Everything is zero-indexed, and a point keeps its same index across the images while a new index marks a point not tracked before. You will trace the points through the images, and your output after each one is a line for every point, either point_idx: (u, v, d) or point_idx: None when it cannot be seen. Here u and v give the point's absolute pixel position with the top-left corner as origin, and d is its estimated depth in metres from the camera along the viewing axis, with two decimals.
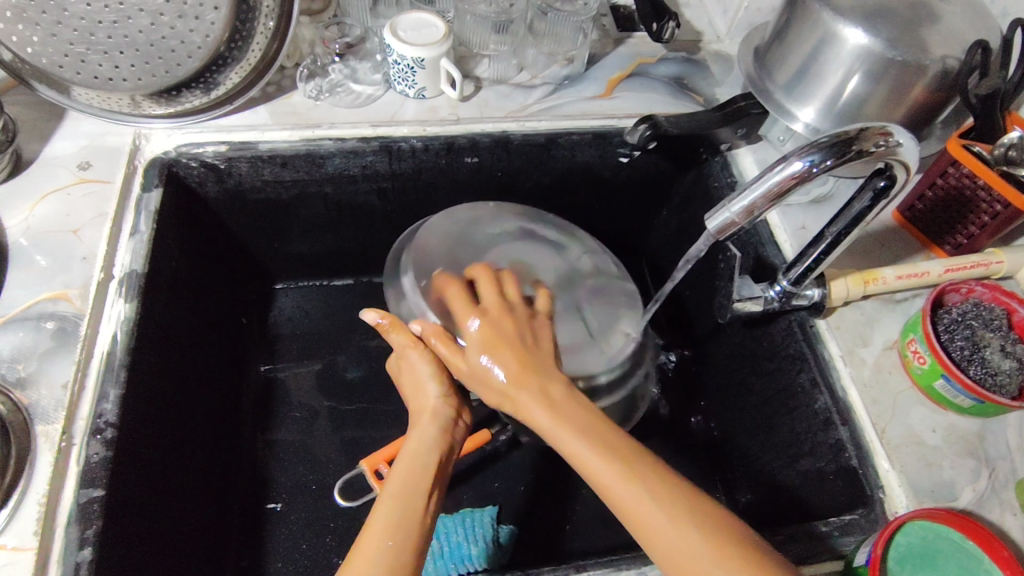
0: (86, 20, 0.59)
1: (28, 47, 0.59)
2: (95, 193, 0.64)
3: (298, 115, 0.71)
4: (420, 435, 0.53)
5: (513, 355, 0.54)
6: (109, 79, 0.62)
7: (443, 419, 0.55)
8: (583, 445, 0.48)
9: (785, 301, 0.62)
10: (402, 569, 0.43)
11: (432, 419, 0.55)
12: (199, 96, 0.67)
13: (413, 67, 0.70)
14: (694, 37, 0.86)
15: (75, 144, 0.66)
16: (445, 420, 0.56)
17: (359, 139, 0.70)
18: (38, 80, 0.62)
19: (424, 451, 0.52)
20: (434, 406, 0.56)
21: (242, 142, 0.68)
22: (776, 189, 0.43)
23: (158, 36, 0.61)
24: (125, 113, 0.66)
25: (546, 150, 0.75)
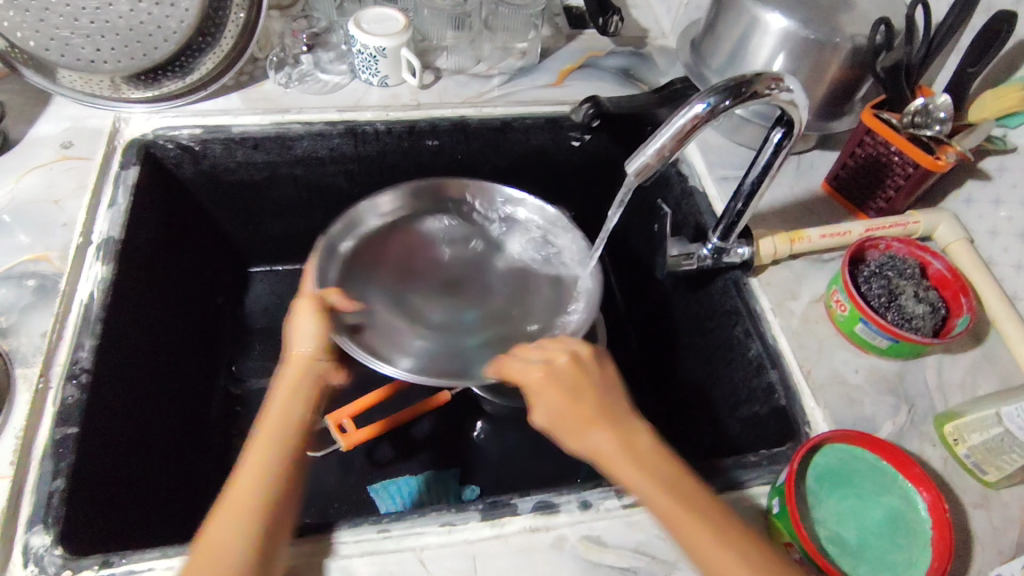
0: (72, 6, 0.66)
1: (18, 31, 0.65)
2: (76, 169, 0.69)
3: (269, 101, 0.77)
4: (280, 416, 0.52)
5: (565, 384, 0.55)
6: (91, 61, 0.69)
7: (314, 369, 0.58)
8: (642, 479, 0.49)
9: (717, 258, 0.68)
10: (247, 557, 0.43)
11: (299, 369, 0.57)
12: (176, 81, 0.73)
13: (377, 56, 0.77)
14: (640, 34, 0.93)
15: (59, 127, 0.72)
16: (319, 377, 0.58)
17: (325, 123, 0.76)
18: (26, 66, 0.67)
19: (291, 419, 0.53)
20: (303, 361, 0.58)
21: (216, 125, 0.73)
22: (683, 130, 0.49)
23: (137, 22, 0.68)
24: (107, 97, 0.72)
25: (502, 133, 0.81)
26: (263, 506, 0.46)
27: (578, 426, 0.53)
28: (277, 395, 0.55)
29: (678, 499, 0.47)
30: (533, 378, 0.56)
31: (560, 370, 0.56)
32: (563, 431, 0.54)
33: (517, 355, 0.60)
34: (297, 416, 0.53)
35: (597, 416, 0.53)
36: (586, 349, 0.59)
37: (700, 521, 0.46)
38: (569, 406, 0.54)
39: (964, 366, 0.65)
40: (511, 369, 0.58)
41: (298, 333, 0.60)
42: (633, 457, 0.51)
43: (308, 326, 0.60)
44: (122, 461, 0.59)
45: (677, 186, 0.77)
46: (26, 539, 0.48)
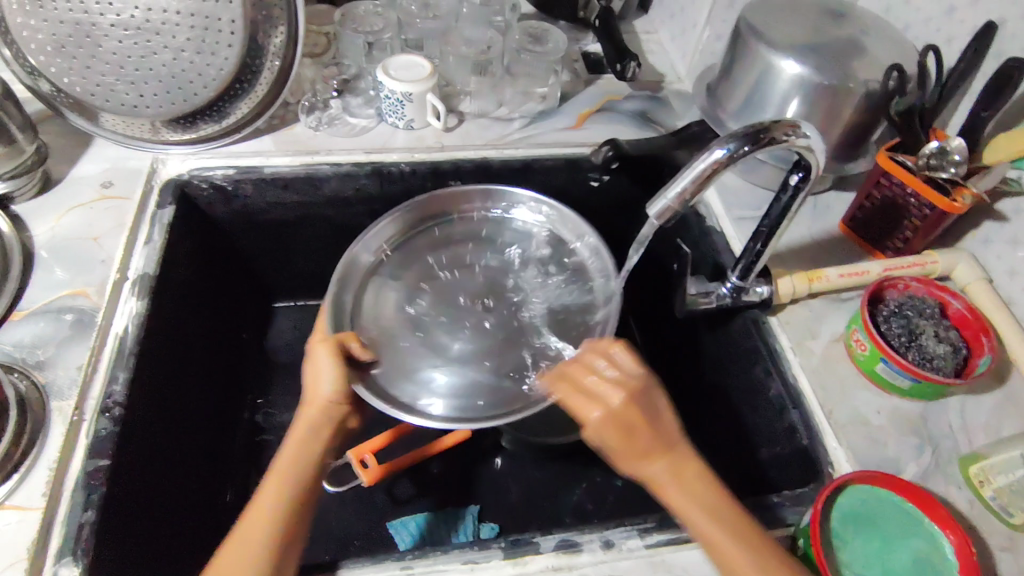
0: (117, 55, 0.67)
1: (65, 77, 0.69)
2: (115, 207, 0.72)
3: (300, 143, 0.80)
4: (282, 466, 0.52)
5: (628, 422, 0.50)
6: (133, 106, 0.71)
7: (319, 414, 0.55)
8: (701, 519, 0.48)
9: (736, 297, 0.69)
10: None
11: (317, 412, 0.55)
12: (212, 124, 0.76)
13: (403, 100, 0.80)
14: (657, 78, 0.96)
15: (99, 167, 0.75)
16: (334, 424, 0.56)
17: (353, 164, 0.79)
18: (69, 108, 0.72)
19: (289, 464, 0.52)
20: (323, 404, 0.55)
21: (248, 166, 0.76)
22: (702, 175, 0.50)
23: (179, 69, 0.69)
24: (146, 139, 0.75)
25: (523, 174, 0.83)
26: (268, 571, 0.47)
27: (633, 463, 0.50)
28: (299, 453, 0.53)
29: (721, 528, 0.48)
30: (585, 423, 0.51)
31: (593, 427, 0.51)
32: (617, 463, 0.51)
33: (575, 379, 0.53)
34: (310, 469, 0.53)
35: (651, 450, 0.50)
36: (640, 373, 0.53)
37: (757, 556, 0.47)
38: (626, 444, 0.50)
39: (988, 407, 0.65)
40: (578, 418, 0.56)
41: (318, 375, 0.56)
42: (687, 499, 0.49)
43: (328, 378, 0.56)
44: (150, 494, 0.60)
45: (695, 225, 0.79)
46: (55, 571, 0.49)
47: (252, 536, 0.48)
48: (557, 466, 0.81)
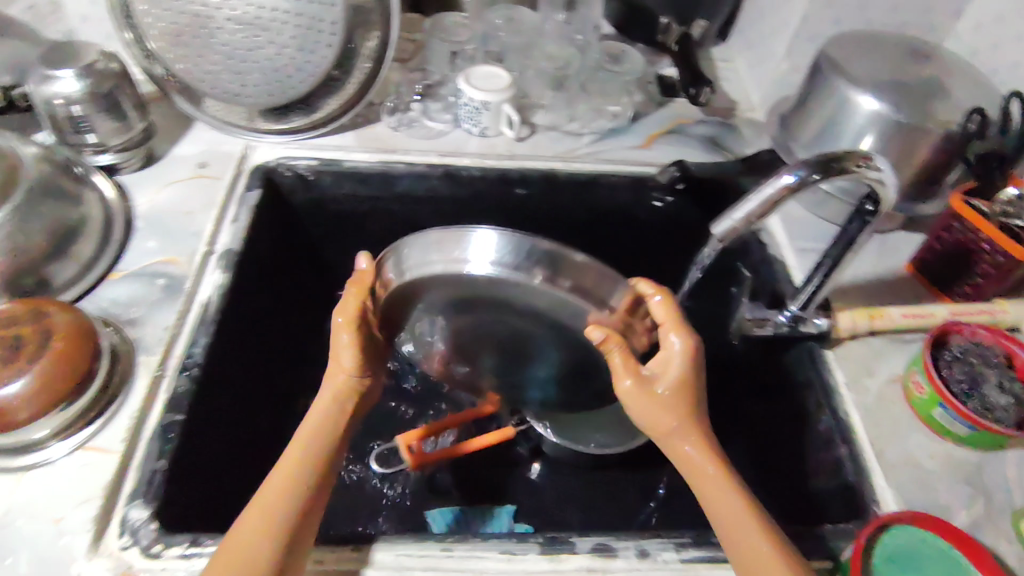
0: (227, 47, 0.73)
1: (178, 63, 0.75)
2: (208, 185, 0.77)
3: (379, 141, 0.85)
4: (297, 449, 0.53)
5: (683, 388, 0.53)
6: (235, 94, 0.77)
7: (347, 388, 0.57)
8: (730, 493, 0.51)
9: (793, 326, 0.69)
10: None
11: (342, 385, 0.56)
12: (301, 118, 0.82)
13: (480, 108, 0.84)
14: (729, 105, 0.97)
15: (197, 148, 0.81)
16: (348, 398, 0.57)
17: (426, 165, 0.83)
18: (178, 93, 0.80)
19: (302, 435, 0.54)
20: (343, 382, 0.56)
21: (330, 159, 0.82)
22: (770, 199, 0.51)
23: (280, 64, 0.74)
24: (240, 125, 0.82)
25: (589, 188, 0.85)
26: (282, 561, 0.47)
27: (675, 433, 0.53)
28: (320, 433, 0.54)
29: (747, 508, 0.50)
30: (662, 367, 0.53)
31: (671, 374, 0.53)
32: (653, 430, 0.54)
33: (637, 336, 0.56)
34: (327, 451, 0.54)
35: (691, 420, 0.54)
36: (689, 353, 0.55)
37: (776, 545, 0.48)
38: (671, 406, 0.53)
39: None
40: (613, 366, 0.50)
41: (342, 352, 0.55)
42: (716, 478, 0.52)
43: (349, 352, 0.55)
44: (216, 453, 0.65)
45: (756, 252, 0.79)
46: (127, 510, 0.53)
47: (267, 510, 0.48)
48: (596, 477, 0.82)
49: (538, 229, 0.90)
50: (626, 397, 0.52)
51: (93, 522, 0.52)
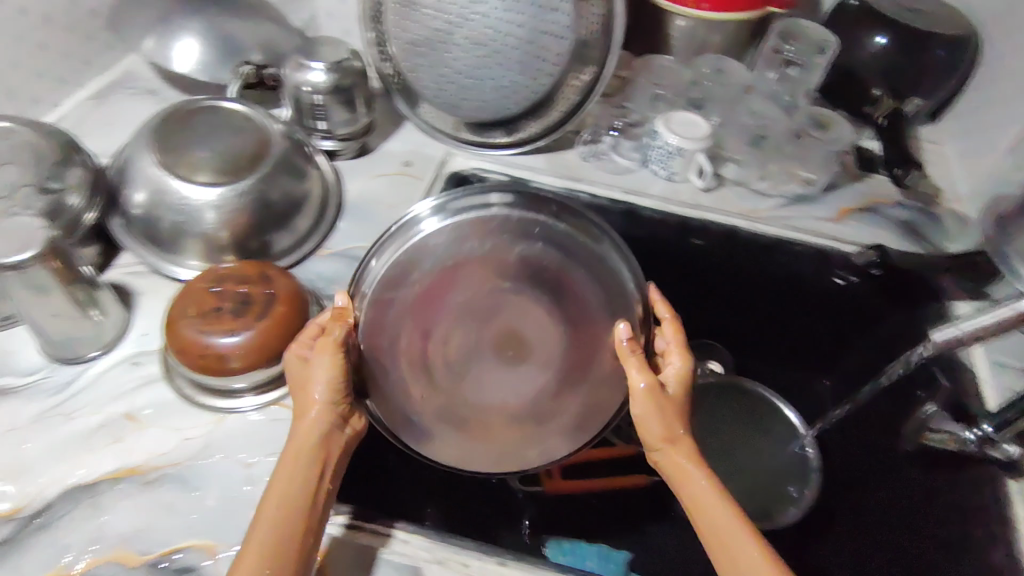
0: (457, 63, 0.78)
1: (409, 69, 0.82)
2: (409, 183, 0.84)
3: (567, 168, 0.89)
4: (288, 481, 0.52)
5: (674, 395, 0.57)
6: (451, 105, 0.83)
7: (322, 431, 0.55)
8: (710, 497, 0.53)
9: (978, 447, 0.63)
10: None
11: (316, 419, 0.55)
12: (500, 135, 0.88)
13: (674, 153, 0.84)
14: (933, 191, 0.91)
15: (405, 147, 0.88)
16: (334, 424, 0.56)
17: (608, 199, 0.86)
18: (399, 94, 0.87)
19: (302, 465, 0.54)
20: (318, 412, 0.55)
21: (518, 177, 0.87)
22: (1006, 319, 0.49)
23: (500, 85, 0.79)
24: (446, 132, 0.88)
25: (768, 252, 0.84)
26: None
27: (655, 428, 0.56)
28: (295, 462, 0.53)
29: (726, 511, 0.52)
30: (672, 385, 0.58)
31: (676, 393, 0.58)
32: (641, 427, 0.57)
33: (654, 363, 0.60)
34: (304, 489, 0.53)
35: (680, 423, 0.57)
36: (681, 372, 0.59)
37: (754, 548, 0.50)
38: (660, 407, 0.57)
39: None
40: (629, 373, 0.55)
41: (315, 376, 0.55)
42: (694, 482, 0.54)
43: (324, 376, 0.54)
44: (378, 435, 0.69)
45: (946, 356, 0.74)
46: None
47: (261, 543, 0.49)
48: None
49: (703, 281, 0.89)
50: (642, 410, 0.56)
51: (265, 478, 0.58)
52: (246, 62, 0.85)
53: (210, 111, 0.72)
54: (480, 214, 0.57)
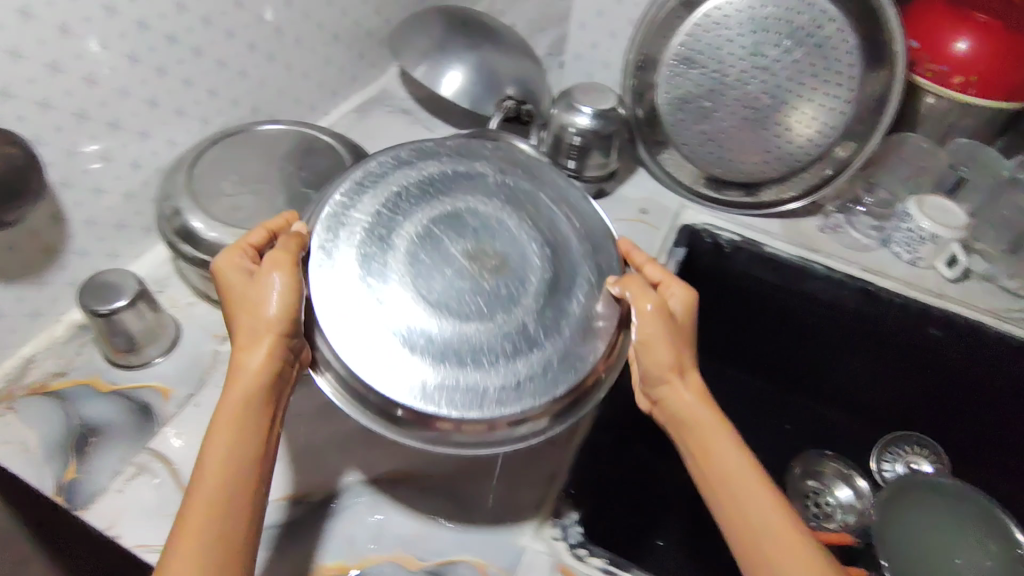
0: (721, 121, 0.80)
1: (665, 120, 0.83)
2: (647, 232, 0.86)
3: (806, 237, 0.87)
4: (229, 451, 0.46)
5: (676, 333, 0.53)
6: (698, 160, 0.84)
7: (279, 361, 0.49)
8: (741, 468, 0.49)
9: None
10: None
11: (263, 368, 0.49)
12: (738, 195, 0.87)
13: (926, 239, 0.81)
14: None
15: (641, 195, 0.90)
16: (281, 371, 0.50)
17: (846, 274, 0.84)
18: (640, 141, 0.87)
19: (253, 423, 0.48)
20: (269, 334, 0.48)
21: (752, 238, 0.86)
22: None
23: (759, 147, 0.80)
24: (683, 185, 0.89)
25: (1016, 355, 0.78)
26: None
27: (655, 359, 0.53)
28: (234, 423, 0.47)
29: (785, 522, 0.46)
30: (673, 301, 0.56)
31: (682, 320, 0.56)
32: (690, 405, 0.52)
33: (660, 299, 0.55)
34: (254, 462, 0.47)
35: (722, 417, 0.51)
36: (685, 304, 0.56)
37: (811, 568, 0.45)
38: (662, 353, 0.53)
39: None
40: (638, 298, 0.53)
41: (264, 308, 0.49)
42: (744, 473, 0.49)
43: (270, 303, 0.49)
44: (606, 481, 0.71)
45: None
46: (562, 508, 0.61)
47: (195, 530, 0.43)
48: None
49: (930, 372, 0.85)
50: (652, 332, 0.52)
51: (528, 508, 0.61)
52: (509, 97, 0.89)
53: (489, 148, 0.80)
54: (433, 198, 0.56)
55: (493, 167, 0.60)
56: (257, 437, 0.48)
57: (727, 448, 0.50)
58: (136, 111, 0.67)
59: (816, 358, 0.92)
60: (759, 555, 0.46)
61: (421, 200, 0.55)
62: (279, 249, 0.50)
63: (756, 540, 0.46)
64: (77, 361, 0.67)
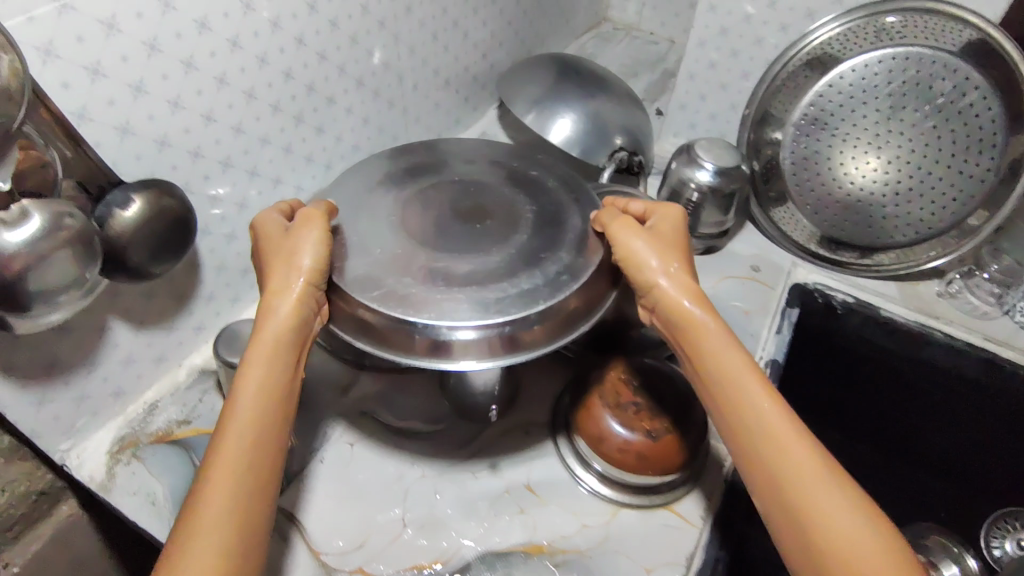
0: (842, 180, 0.79)
1: (784, 174, 0.83)
2: (761, 290, 0.84)
3: (923, 301, 0.84)
4: (253, 385, 0.48)
5: (668, 251, 0.56)
6: (814, 217, 0.83)
7: (305, 307, 0.51)
8: (744, 371, 0.51)
9: None
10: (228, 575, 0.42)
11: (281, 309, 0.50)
12: (851, 255, 0.84)
13: None
14: None
15: (751, 251, 0.89)
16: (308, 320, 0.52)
17: (967, 343, 0.80)
18: (754, 196, 0.88)
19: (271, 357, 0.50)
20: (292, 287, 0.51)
21: (867, 301, 0.84)
22: None
23: (882, 209, 0.78)
24: (796, 243, 0.87)
25: None
26: (245, 524, 0.44)
27: (642, 268, 0.55)
28: (268, 351, 0.50)
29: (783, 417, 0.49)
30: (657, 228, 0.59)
31: (671, 238, 0.58)
32: (685, 314, 0.54)
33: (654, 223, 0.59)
34: (275, 394, 0.49)
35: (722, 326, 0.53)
36: (676, 225, 0.59)
37: (815, 462, 0.47)
38: (663, 264, 0.55)
39: None
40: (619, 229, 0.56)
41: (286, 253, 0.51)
42: (742, 372, 0.51)
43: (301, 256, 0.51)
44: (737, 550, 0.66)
45: None
46: None
47: (223, 460, 0.45)
48: None
49: None
50: (632, 245, 0.55)
51: None
52: (620, 147, 0.87)
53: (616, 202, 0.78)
54: (428, 181, 0.63)
55: (500, 172, 0.65)
56: (286, 372, 0.50)
57: (731, 355, 0.52)
58: (273, 157, 0.67)
59: (909, 425, 0.89)
60: (788, 488, 0.46)
61: (402, 179, 0.63)
62: (307, 209, 0.54)
63: (781, 472, 0.47)
64: (199, 408, 0.66)
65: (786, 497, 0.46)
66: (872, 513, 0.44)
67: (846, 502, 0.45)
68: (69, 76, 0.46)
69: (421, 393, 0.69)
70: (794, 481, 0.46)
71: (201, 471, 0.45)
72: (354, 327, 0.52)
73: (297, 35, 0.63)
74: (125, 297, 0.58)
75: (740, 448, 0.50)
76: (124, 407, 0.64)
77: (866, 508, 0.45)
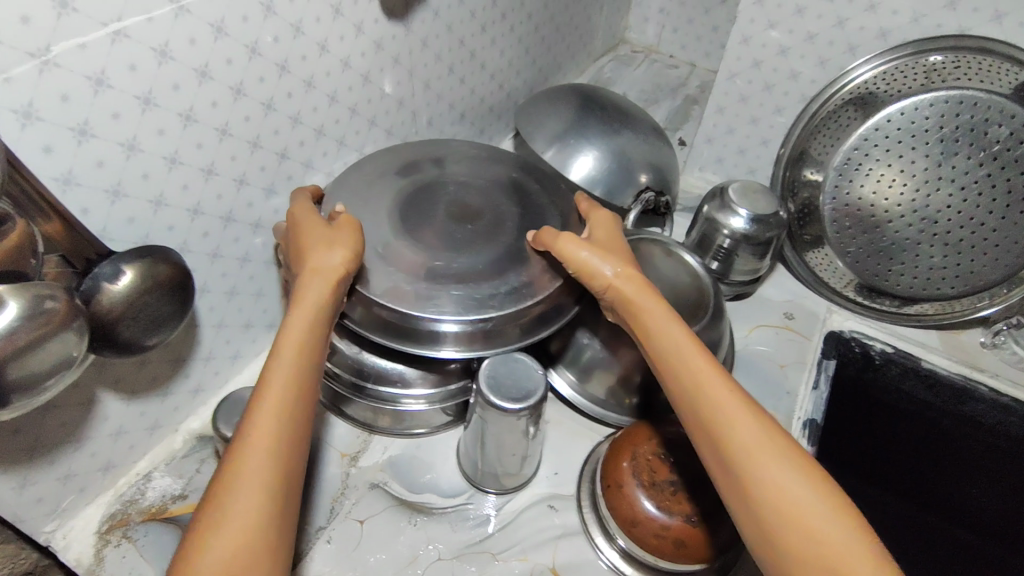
0: (882, 225, 0.75)
1: (820, 217, 0.79)
2: (796, 342, 0.79)
3: (966, 353, 0.79)
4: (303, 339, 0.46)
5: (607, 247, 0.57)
6: (851, 263, 0.79)
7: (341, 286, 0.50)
8: (685, 341, 0.51)
9: None
10: (272, 532, 0.39)
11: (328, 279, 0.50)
12: (890, 305, 0.80)
13: None
14: None
15: (784, 297, 0.84)
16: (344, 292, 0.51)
17: (1013, 400, 0.74)
18: (787, 240, 0.85)
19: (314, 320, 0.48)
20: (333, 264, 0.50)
21: (908, 352, 0.78)
22: None
23: (923, 257, 0.74)
24: (832, 289, 0.83)
25: None
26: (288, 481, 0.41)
27: (588, 270, 0.56)
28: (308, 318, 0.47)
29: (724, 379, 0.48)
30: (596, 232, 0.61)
31: (604, 231, 0.61)
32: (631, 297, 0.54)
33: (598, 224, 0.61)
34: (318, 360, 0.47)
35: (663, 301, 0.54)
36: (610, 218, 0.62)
37: (759, 422, 0.45)
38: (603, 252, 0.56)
39: None
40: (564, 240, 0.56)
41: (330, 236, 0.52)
42: (682, 341, 0.51)
43: (342, 238, 0.52)
44: None
45: None
46: None
47: (273, 414, 0.42)
48: None
49: None
50: (573, 247, 0.56)
51: None
52: (646, 186, 0.82)
53: (643, 252, 0.72)
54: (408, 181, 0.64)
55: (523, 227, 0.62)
56: (321, 343, 0.48)
57: (671, 325, 0.52)
58: (279, 207, 0.62)
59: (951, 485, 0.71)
60: (735, 449, 0.44)
61: (421, 235, 0.59)
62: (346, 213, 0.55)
63: (724, 436, 0.45)
64: (197, 481, 0.61)
65: (752, 492, 0.43)
66: (845, 509, 0.41)
67: (818, 497, 0.42)
68: (52, 139, 0.41)
69: (438, 462, 0.65)
70: (737, 438, 0.45)
71: (243, 424, 0.41)
72: (371, 321, 0.55)
73: (307, 77, 0.58)
74: (115, 368, 0.53)
75: (704, 441, 0.47)
76: (116, 480, 0.59)
77: (841, 502, 0.42)
